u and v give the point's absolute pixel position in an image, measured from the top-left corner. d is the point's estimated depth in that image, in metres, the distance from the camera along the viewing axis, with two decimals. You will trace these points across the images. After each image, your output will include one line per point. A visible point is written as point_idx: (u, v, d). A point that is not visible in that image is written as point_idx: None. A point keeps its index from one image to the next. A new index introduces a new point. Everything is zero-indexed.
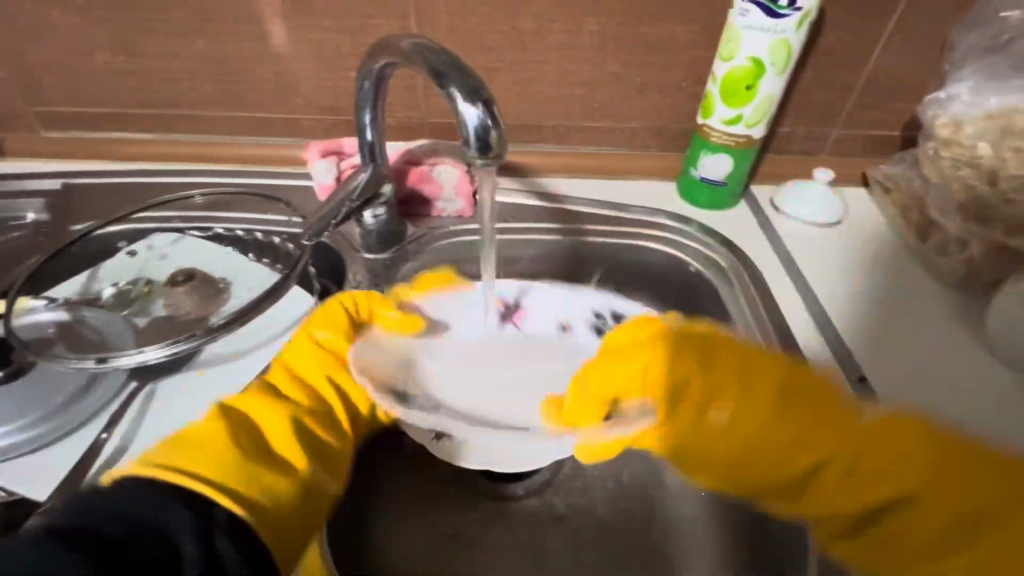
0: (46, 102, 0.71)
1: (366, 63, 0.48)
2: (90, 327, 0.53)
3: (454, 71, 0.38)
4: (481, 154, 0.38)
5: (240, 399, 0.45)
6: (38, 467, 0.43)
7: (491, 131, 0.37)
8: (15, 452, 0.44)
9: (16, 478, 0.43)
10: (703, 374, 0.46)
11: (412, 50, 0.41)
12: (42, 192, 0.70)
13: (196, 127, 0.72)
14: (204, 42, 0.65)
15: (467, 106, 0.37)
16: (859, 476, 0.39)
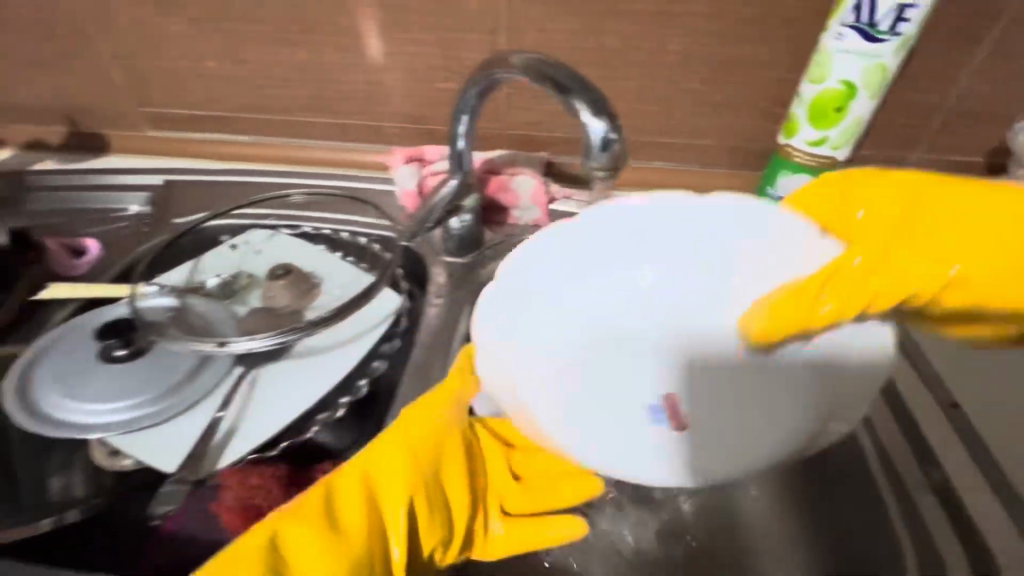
0: (153, 103, 0.77)
1: (478, 73, 0.50)
2: (199, 312, 0.57)
3: (576, 84, 0.42)
4: (604, 164, 0.42)
5: (293, 529, 0.40)
6: (164, 439, 0.48)
7: (614, 142, 0.42)
8: (142, 424, 0.48)
9: (145, 447, 0.47)
10: (848, 194, 0.53)
11: (527, 64, 0.44)
12: (147, 186, 0.76)
13: (287, 131, 0.77)
14: (304, 52, 0.69)
15: (592, 118, 0.42)
16: (983, 262, 0.50)
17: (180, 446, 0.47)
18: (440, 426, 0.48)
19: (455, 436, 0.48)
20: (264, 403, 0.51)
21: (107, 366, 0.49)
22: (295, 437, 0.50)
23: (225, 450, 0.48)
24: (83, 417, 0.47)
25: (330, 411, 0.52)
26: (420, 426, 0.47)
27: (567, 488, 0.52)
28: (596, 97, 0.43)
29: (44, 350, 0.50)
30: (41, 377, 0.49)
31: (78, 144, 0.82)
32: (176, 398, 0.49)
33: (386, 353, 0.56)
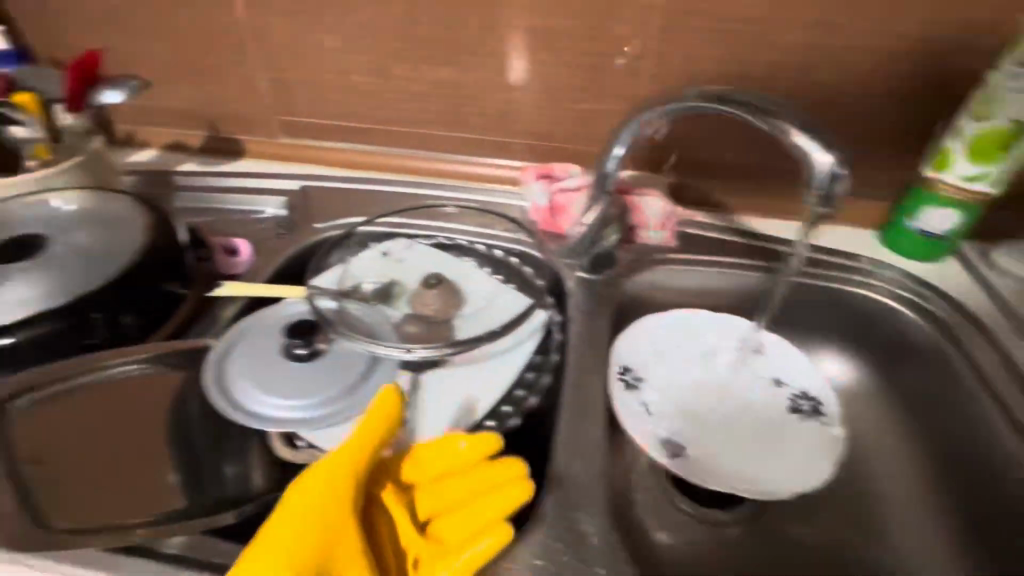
0: (292, 112, 0.81)
1: (647, 106, 0.57)
2: (357, 316, 0.60)
3: (781, 112, 0.51)
4: (824, 200, 0.51)
5: None
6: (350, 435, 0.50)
7: (838, 178, 0.49)
8: (329, 422, 0.50)
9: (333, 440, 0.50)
10: None
11: (701, 99, 0.54)
12: (283, 192, 0.79)
13: (416, 143, 0.80)
14: (447, 70, 0.72)
15: (820, 154, 0.49)
16: None
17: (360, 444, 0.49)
18: (316, 498, 0.40)
19: (335, 507, 0.40)
20: (435, 409, 0.52)
21: (293, 363, 0.52)
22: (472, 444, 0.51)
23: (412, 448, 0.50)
24: (277, 411, 0.50)
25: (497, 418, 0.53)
26: (322, 484, 0.41)
27: (493, 501, 0.43)
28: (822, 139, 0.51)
29: (233, 345, 0.54)
30: (235, 370, 0.52)
31: (216, 148, 0.86)
32: (358, 398, 0.52)
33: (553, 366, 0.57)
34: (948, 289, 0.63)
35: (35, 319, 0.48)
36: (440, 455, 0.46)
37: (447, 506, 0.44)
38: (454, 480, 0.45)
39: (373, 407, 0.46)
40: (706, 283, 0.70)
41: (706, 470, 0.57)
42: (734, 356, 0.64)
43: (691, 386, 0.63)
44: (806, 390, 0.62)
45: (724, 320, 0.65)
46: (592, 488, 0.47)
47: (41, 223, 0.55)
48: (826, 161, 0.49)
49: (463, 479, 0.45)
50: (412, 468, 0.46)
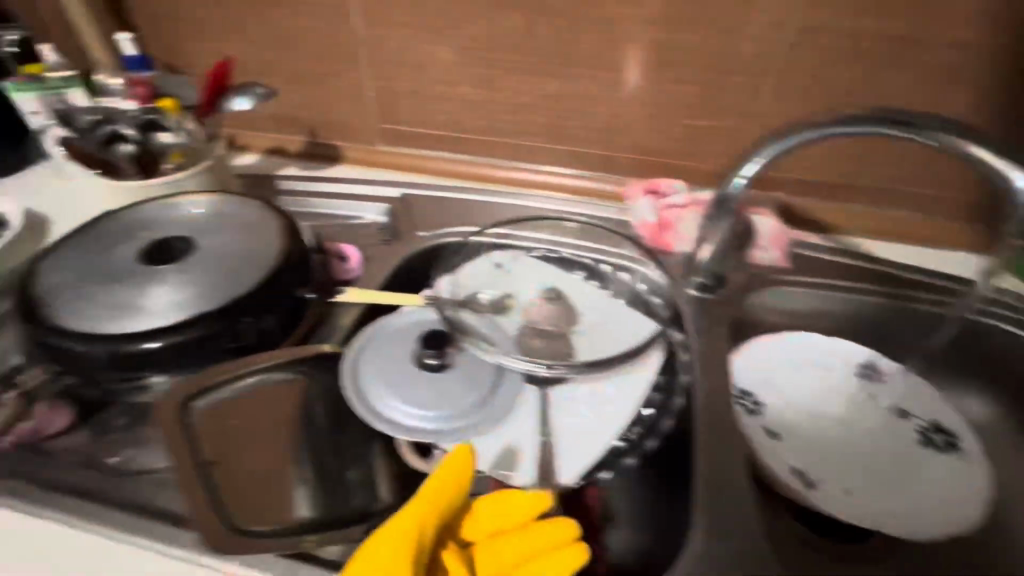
0: (395, 121, 0.82)
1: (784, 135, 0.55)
2: (474, 325, 0.59)
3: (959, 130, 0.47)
4: None
5: None
6: (489, 448, 0.50)
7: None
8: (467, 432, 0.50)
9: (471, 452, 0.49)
10: None
11: (851, 125, 0.51)
12: (384, 199, 0.80)
13: (516, 154, 0.80)
14: (559, 83, 0.72)
15: (1011, 171, 0.46)
16: None
17: (497, 458, 0.49)
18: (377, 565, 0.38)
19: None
20: (569, 425, 0.52)
21: (422, 372, 0.52)
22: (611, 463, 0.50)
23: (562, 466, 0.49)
24: (410, 420, 0.50)
25: (630, 437, 0.52)
26: (386, 544, 0.40)
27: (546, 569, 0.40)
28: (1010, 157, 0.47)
29: (363, 352, 0.55)
30: (369, 378, 0.53)
31: (314, 154, 0.88)
32: (488, 411, 0.51)
33: (682, 388, 0.56)
34: None
35: (188, 321, 0.48)
36: (498, 510, 0.44)
37: (507, 569, 0.42)
38: (511, 538, 0.43)
39: (443, 465, 0.44)
40: (815, 307, 0.69)
41: (839, 505, 0.55)
42: (854, 383, 0.63)
43: (813, 414, 0.61)
44: (937, 420, 0.60)
45: (838, 345, 0.64)
46: (745, 512, 0.46)
47: (183, 227, 0.57)
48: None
49: (516, 542, 0.42)
50: (468, 527, 0.44)
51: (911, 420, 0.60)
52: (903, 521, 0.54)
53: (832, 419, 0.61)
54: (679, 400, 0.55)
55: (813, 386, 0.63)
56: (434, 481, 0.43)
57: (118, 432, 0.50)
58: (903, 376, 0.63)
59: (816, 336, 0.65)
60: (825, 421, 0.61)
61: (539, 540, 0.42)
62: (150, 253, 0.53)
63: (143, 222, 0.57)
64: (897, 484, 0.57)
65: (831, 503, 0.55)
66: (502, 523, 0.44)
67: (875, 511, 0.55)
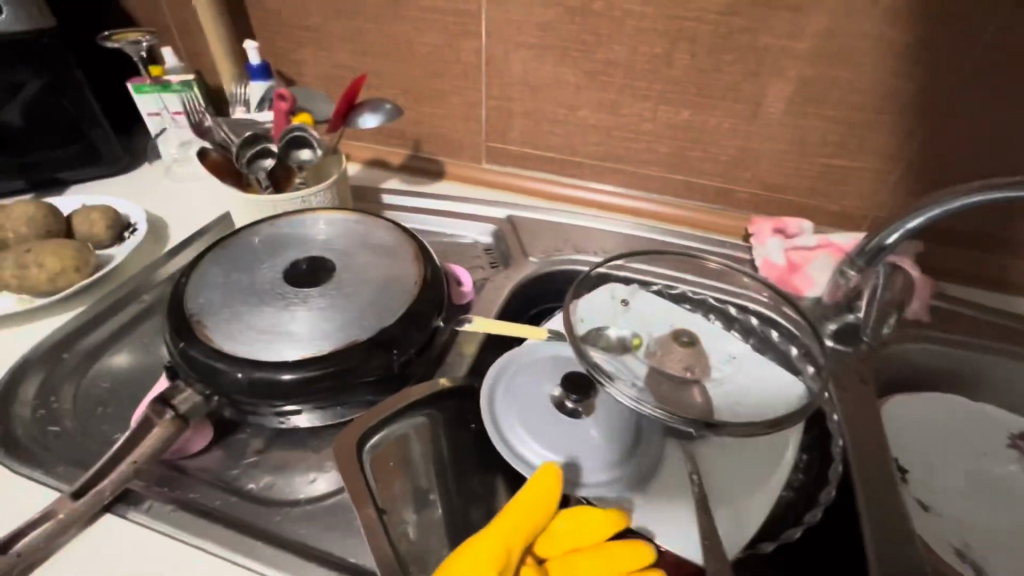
0: (505, 140, 0.81)
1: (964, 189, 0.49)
2: (607, 364, 0.56)
3: None
4: None
5: None
6: (644, 508, 0.47)
7: None
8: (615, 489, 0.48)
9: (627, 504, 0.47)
10: None
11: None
12: (490, 220, 0.79)
13: (628, 182, 0.78)
14: (689, 113, 0.69)
15: None
16: None
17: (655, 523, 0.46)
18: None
19: None
20: (722, 480, 0.49)
21: (561, 417, 0.50)
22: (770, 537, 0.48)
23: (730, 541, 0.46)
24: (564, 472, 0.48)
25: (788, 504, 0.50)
26: (472, 564, 0.39)
27: None
28: None
29: (497, 390, 0.52)
30: (508, 419, 0.50)
31: (416, 168, 0.87)
32: (633, 466, 0.49)
33: (837, 454, 0.52)
34: None
35: (340, 350, 0.47)
36: (575, 528, 0.43)
37: None
38: (585, 556, 0.42)
39: (528, 487, 0.43)
40: (956, 365, 0.63)
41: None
42: (1006, 456, 0.59)
43: (964, 486, 0.58)
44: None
45: (982, 412, 0.61)
46: None
47: (320, 247, 0.56)
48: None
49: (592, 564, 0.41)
50: (542, 544, 0.43)
51: None
52: None
53: (988, 496, 0.57)
54: (838, 468, 0.51)
55: (959, 459, 0.59)
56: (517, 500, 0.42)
57: (252, 458, 0.49)
58: None
59: (959, 402, 0.62)
60: (979, 498, 0.57)
61: (615, 563, 0.41)
62: (293, 275, 0.52)
63: (279, 239, 0.57)
64: None
65: None
66: (578, 541, 0.43)
67: None
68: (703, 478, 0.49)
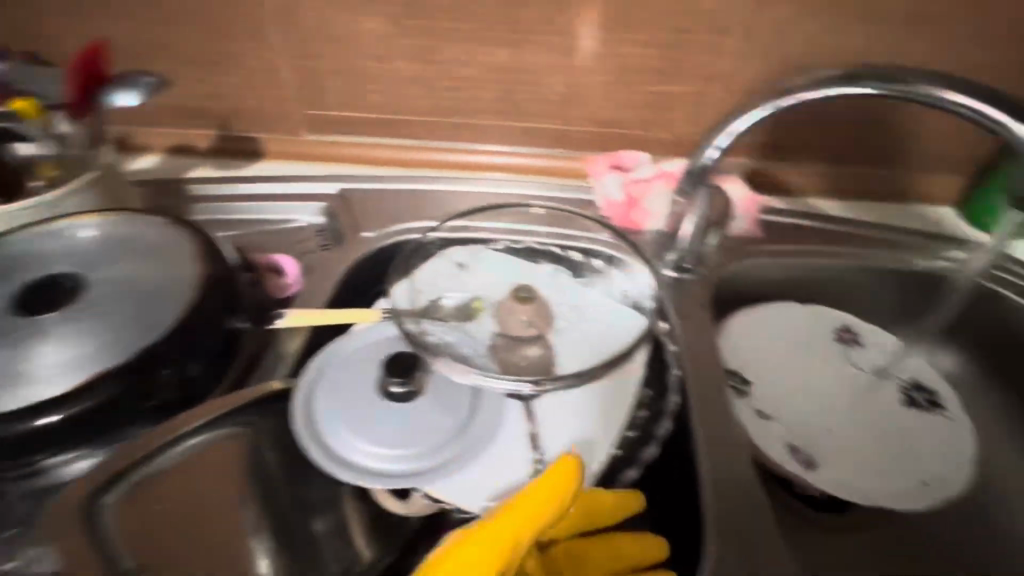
0: (321, 106, 0.72)
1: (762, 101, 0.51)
2: (443, 339, 0.53)
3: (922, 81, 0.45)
4: None
5: None
6: (483, 485, 0.44)
7: None
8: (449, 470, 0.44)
9: (462, 489, 0.44)
10: None
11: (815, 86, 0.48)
12: (320, 196, 0.71)
13: (464, 136, 0.73)
14: (506, 52, 0.64)
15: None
16: None
17: (498, 491, 0.44)
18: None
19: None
20: (556, 436, 0.47)
21: (387, 403, 0.46)
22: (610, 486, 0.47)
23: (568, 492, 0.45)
24: (394, 464, 0.44)
25: (627, 447, 0.49)
26: (480, 555, 0.38)
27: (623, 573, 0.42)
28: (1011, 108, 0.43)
29: (318, 389, 0.47)
30: (330, 421, 0.45)
31: (230, 150, 0.76)
32: (468, 443, 0.45)
33: (674, 384, 0.52)
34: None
35: (88, 386, 0.39)
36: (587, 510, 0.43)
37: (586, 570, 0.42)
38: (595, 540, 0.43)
39: (542, 479, 0.41)
40: (789, 274, 0.66)
41: (829, 481, 0.54)
42: (832, 348, 0.62)
43: (796, 389, 0.60)
44: (915, 379, 0.60)
45: (810, 316, 0.63)
46: (740, 499, 0.45)
47: (68, 261, 0.47)
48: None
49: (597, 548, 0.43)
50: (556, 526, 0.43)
51: (899, 399, 0.59)
52: (904, 493, 0.54)
53: (820, 392, 0.60)
54: (675, 401, 0.51)
55: (796, 362, 0.62)
56: (536, 493, 0.40)
57: (15, 528, 0.41)
58: (880, 338, 0.62)
59: (791, 305, 0.63)
60: (811, 394, 0.60)
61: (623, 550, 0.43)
62: (26, 299, 0.43)
63: (10, 259, 0.46)
64: (889, 452, 0.56)
65: (831, 482, 0.54)
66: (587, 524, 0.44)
67: (872, 485, 0.54)
68: (542, 448, 0.46)
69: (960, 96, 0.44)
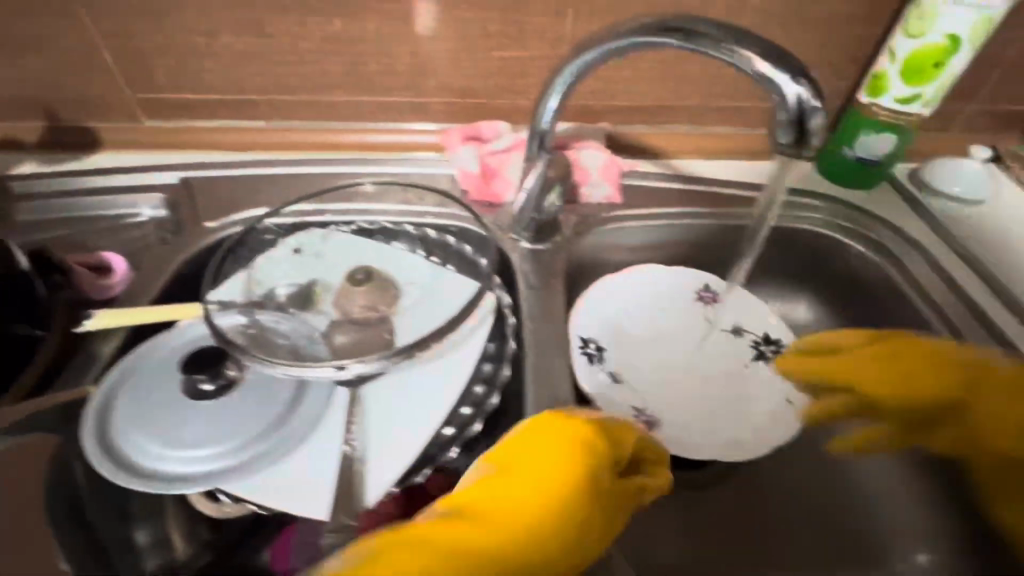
0: (156, 88, 0.66)
1: (578, 55, 0.48)
2: (275, 328, 0.51)
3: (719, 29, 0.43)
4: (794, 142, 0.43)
5: None
6: (286, 484, 0.42)
7: (814, 112, 0.41)
8: (248, 471, 0.41)
9: (263, 488, 0.41)
10: None
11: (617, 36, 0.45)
12: (161, 188, 0.66)
13: (317, 113, 0.68)
14: (342, 21, 0.61)
15: (789, 86, 0.41)
16: None
17: (302, 487, 0.41)
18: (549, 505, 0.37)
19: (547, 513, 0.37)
20: (382, 421, 0.45)
21: (196, 402, 0.43)
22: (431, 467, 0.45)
23: (363, 493, 0.42)
24: (189, 468, 0.41)
25: (456, 426, 0.47)
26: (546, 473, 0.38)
27: None
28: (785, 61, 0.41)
29: (117, 395, 0.43)
30: (123, 427, 0.42)
31: (63, 142, 0.70)
32: (275, 441, 0.42)
33: (510, 357, 0.51)
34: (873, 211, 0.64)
35: None
36: None
37: None
38: None
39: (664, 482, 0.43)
40: (650, 239, 0.66)
41: (679, 438, 0.54)
42: (690, 307, 0.63)
43: (653, 352, 0.61)
44: (767, 332, 0.61)
45: (669, 277, 0.64)
46: None
47: None
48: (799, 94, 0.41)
49: None
50: None
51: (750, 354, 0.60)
52: (744, 443, 0.54)
53: (673, 352, 0.61)
54: (506, 371, 0.50)
55: (653, 323, 0.62)
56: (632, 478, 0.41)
57: None
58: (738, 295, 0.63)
59: (651, 267, 0.63)
60: (663, 354, 0.61)
61: None
62: None
63: None
64: (734, 406, 0.57)
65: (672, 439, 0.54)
66: None
67: (713, 439, 0.55)
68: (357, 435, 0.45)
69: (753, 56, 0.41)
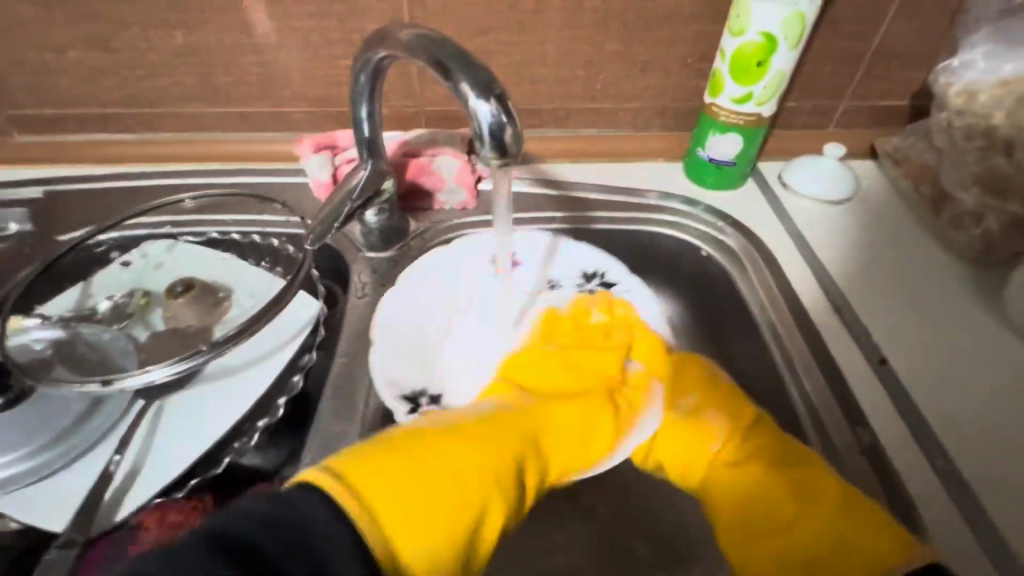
0: (19, 104, 0.67)
1: (355, 74, 0.46)
2: (90, 340, 0.51)
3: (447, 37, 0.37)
4: (497, 155, 0.34)
5: None
6: (47, 497, 0.43)
7: (506, 128, 0.33)
8: (11, 485, 0.42)
9: (22, 504, 0.42)
10: None
11: (372, 39, 0.42)
12: (25, 201, 0.67)
13: (181, 125, 0.69)
14: (182, 34, 0.61)
15: (478, 101, 0.33)
16: None
17: (61, 503, 0.42)
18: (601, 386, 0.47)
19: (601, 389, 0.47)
20: (168, 435, 0.47)
21: None
22: (204, 474, 0.45)
23: (120, 503, 0.43)
24: None
25: (246, 437, 0.48)
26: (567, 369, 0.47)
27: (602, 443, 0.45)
28: (486, 78, 0.34)
29: None
30: None
31: None
32: (48, 456, 0.43)
33: (304, 366, 0.51)
34: (729, 213, 0.63)
35: None
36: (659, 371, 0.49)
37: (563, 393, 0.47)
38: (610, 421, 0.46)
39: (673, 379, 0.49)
40: None
41: None
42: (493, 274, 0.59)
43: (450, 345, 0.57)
44: (585, 271, 0.60)
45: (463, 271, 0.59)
46: None
47: None
48: (486, 109, 0.33)
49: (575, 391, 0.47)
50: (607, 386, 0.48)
51: None
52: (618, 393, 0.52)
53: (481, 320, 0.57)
54: (300, 380, 0.50)
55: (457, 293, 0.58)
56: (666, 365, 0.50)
57: None
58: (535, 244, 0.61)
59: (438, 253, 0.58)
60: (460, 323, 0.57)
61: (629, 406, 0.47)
62: None
63: None
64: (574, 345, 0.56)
65: None
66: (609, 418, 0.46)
67: None
68: (130, 452, 0.45)
69: (456, 67, 0.34)
